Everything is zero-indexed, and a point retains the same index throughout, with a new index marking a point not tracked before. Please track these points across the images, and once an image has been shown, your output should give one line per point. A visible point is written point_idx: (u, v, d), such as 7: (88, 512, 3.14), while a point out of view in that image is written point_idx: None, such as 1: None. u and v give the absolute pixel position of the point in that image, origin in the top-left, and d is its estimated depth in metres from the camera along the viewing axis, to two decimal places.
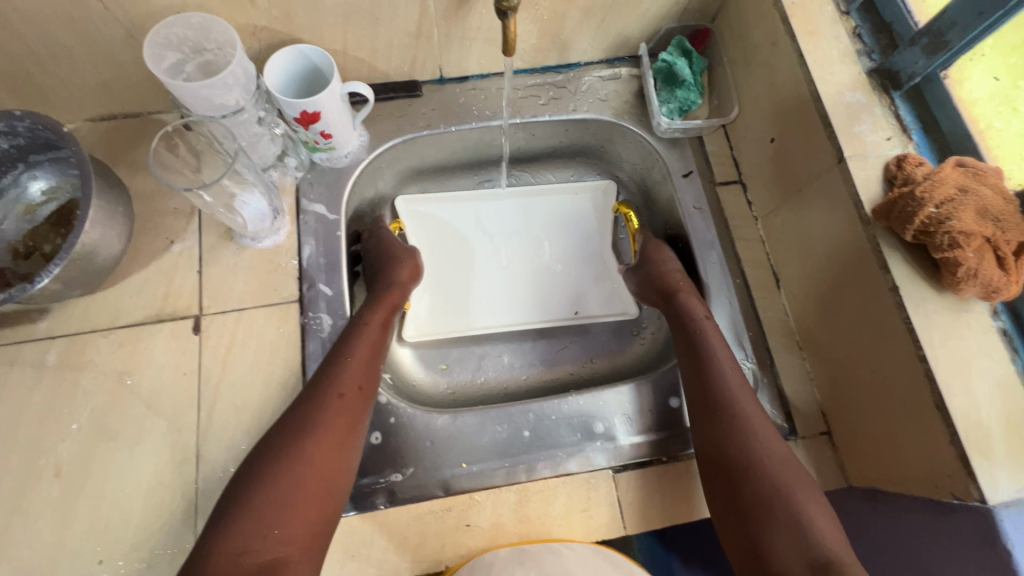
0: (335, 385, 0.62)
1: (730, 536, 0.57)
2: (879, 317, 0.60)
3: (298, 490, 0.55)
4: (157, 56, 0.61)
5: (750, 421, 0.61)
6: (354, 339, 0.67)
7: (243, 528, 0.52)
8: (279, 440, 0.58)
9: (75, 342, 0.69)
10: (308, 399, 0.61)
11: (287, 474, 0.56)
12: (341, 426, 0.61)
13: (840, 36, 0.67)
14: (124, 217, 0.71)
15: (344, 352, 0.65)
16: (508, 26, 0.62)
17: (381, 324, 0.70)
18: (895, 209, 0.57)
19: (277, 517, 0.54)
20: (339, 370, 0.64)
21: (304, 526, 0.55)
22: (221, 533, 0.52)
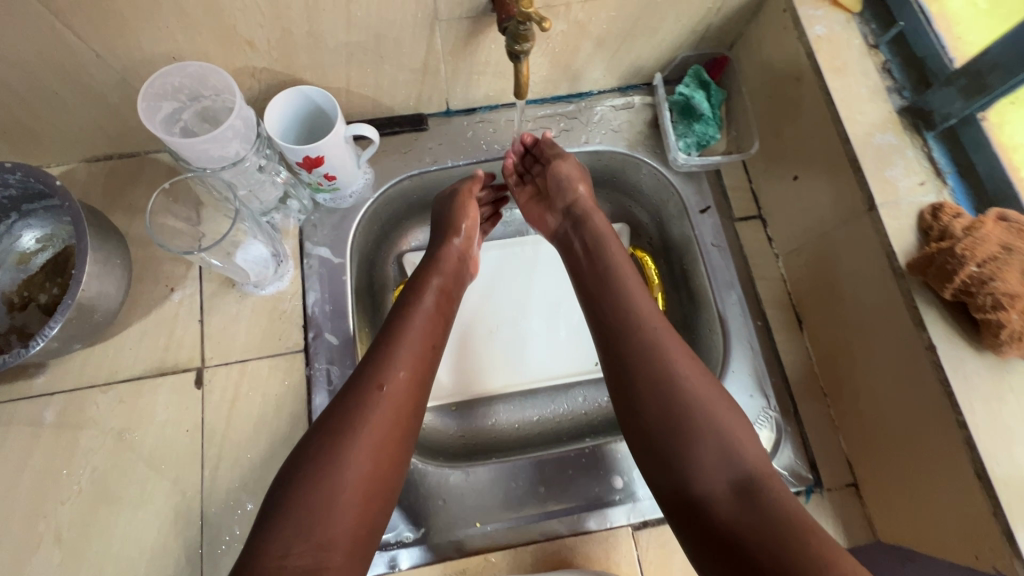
0: (386, 374, 0.57)
1: (656, 476, 0.55)
2: (913, 375, 0.57)
3: (344, 489, 0.51)
4: (152, 107, 0.58)
5: (667, 356, 0.58)
6: (403, 325, 0.63)
7: (289, 531, 0.48)
8: (330, 433, 0.53)
9: (74, 398, 0.67)
10: (354, 386, 0.56)
11: (337, 467, 0.51)
12: (391, 418, 0.56)
13: (868, 72, 0.64)
14: (122, 267, 0.69)
15: (396, 338, 0.61)
16: (519, 69, 0.59)
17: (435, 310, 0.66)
18: (931, 264, 0.54)
19: (321, 517, 0.49)
20: (390, 357, 0.59)
21: (349, 527, 0.50)
22: (267, 535, 0.48)
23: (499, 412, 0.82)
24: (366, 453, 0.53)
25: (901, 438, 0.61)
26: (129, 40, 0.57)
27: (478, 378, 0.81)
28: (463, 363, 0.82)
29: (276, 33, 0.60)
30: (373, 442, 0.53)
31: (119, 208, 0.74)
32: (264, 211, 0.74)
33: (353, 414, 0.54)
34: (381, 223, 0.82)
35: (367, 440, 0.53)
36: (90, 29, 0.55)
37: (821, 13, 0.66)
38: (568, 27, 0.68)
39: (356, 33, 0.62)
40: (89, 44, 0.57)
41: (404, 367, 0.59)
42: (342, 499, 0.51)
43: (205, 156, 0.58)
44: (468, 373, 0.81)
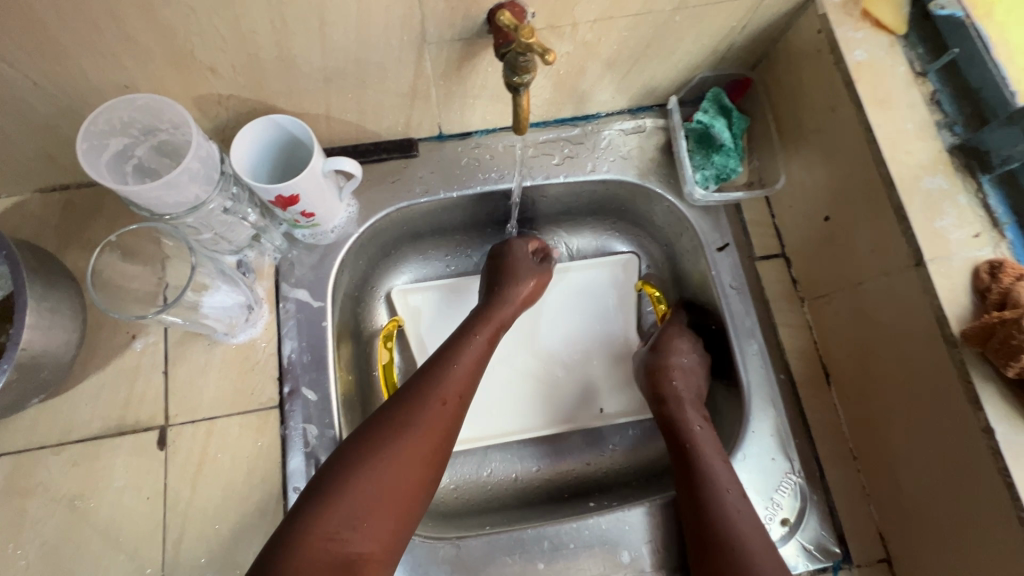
0: (439, 390, 0.56)
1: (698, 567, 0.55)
2: (965, 458, 0.50)
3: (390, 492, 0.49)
4: (97, 147, 0.51)
5: (719, 479, 0.58)
6: (464, 344, 0.61)
7: (337, 516, 0.47)
8: (381, 429, 0.52)
9: (22, 460, 0.60)
10: (411, 393, 0.55)
11: (377, 470, 0.49)
12: (445, 432, 0.54)
13: (915, 105, 0.56)
14: (75, 314, 0.62)
15: (451, 357, 0.59)
16: (520, 102, 0.52)
17: (488, 341, 0.63)
18: (993, 336, 0.47)
19: (362, 515, 0.48)
20: (448, 371, 0.58)
21: (384, 529, 0.48)
22: (311, 517, 0.46)
23: (495, 464, 0.74)
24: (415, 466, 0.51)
25: (945, 521, 0.53)
26: (70, 67, 0.50)
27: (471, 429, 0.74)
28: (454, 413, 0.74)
29: (242, 58, 0.52)
30: (425, 452, 0.52)
31: (76, 245, 0.67)
32: (236, 250, 0.67)
33: (410, 417, 0.53)
34: (368, 255, 0.75)
35: (419, 454, 0.52)
36: (21, 55, 0.48)
37: (861, 36, 0.58)
38: (575, 49, 0.60)
39: (335, 57, 0.55)
40: (23, 72, 0.49)
41: (459, 387, 0.57)
42: (387, 503, 0.49)
43: (160, 202, 0.52)
44: (460, 423, 0.74)
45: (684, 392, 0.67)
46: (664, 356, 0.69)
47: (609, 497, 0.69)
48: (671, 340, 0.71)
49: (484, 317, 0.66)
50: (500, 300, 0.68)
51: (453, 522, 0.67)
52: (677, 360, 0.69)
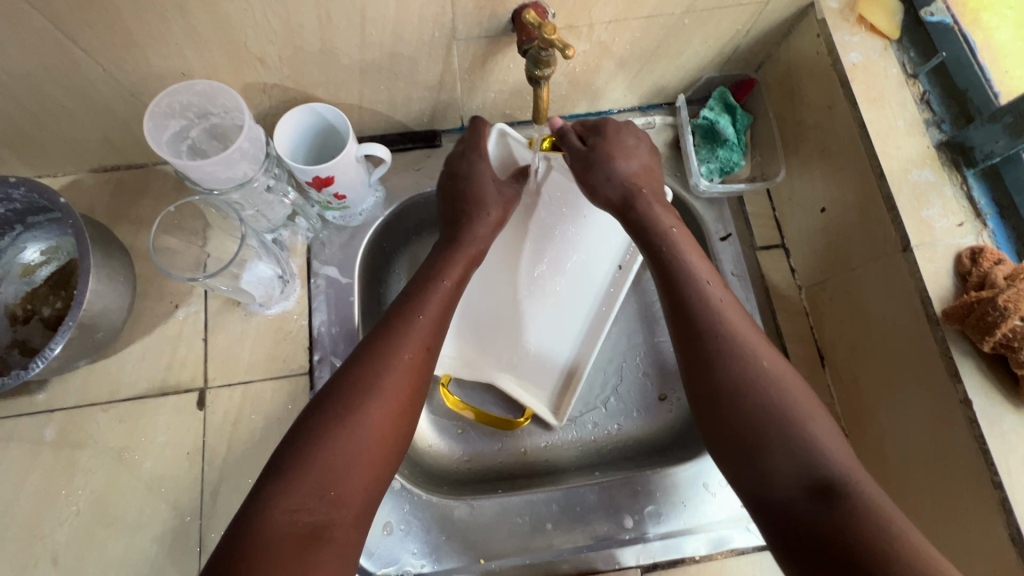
0: (404, 345, 0.56)
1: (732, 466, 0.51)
2: (945, 429, 0.54)
3: (358, 459, 0.50)
4: (159, 126, 0.57)
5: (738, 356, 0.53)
6: (425, 296, 0.60)
7: (301, 487, 0.47)
8: (346, 393, 0.52)
9: (75, 416, 0.66)
10: (374, 351, 0.55)
11: (345, 436, 0.50)
12: (408, 389, 0.55)
13: (906, 104, 0.61)
14: (126, 283, 0.67)
15: (417, 309, 0.59)
16: (540, 94, 0.57)
17: (457, 282, 0.63)
18: (970, 314, 0.51)
19: (332, 480, 0.48)
20: (406, 329, 0.57)
21: (359, 489, 0.50)
22: (277, 489, 0.47)
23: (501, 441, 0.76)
24: (377, 431, 0.52)
25: (926, 490, 0.57)
26: (137, 55, 0.55)
27: (527, 377, 0.73)
28: (515, 372, 0.73)
29: (289, 50, 0.58)
30: (389, 413, 0.53)
31: (125, 221, 0.72)
32: (272, 229, 0.72)
33: (371, 380, 0.53)
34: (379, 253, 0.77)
35: (380, 421, 0.52)
36: (96, 43, 0.53)
37: (857, 39, 0.63)
38: (591, 47, 0.65)
39: (372, 51, 0.60)
40: (96, 59, 0.55)
41: (417, 345, 0.57)
42: (355, 467, 0.50)
43: (211, 177, 0.57)
44: (522, 376, 0.73)
45: (640, 184, 0.62)
46: (613, 166, 0.62)
47: (614, 469, 0.73)
48: (609, 147, 0.63)
49: (453, 260, 0.64)
50: (470, 235, 0.65)
51: (468, 489, 0.71)
52: (625, 168, 0.63)
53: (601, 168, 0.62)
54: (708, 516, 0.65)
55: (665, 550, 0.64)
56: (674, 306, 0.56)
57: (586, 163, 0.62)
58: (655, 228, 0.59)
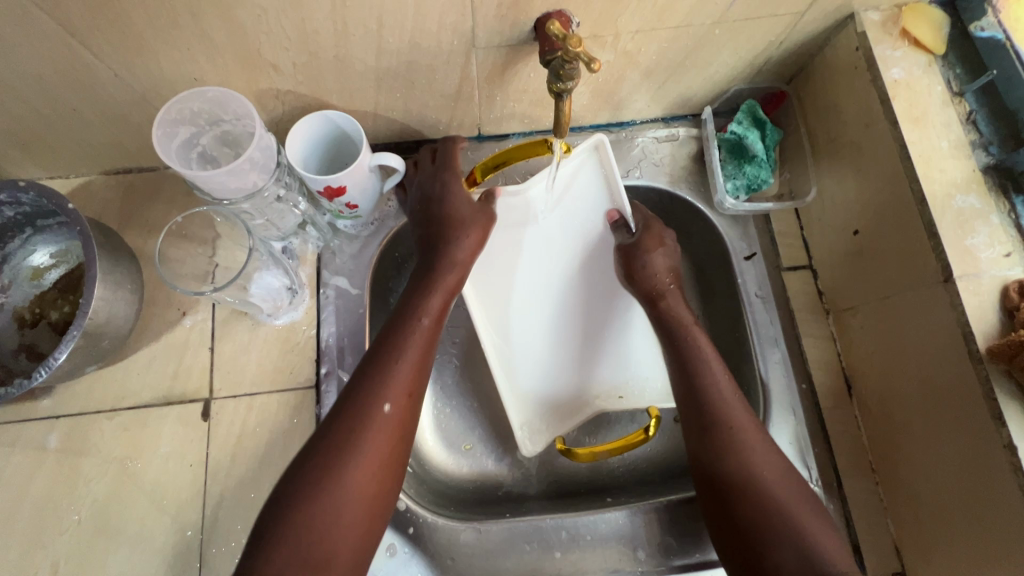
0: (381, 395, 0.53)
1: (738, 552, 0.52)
2: (985, 473, 0.51)
3: (343, 513, 0.48)
4: (168, 133, 0.56)
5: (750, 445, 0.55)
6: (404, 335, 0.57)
7: (286, 547, 0.45)
8: (327, 450, 0.50)
9: (79, 423, 0.65)
10: (352, 401, 0.52)
11: (326, 497, 0.48)
12: (392, 438, 0.52)
13: (950, 124, 0.57)
14: (134, 290, 0.66)
15: (393, 351, 0.56)
16: (561, 108, 0.53)
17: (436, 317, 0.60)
18: (1019, 355, 0.48)
19: (319, 541, 0.46)
20: (384, 376, 0.54)
21: (348, 549, 0.48)
22: (260, 553, 0.45)
23: (499, 446, 0.74)
24: (355, 491, 0.49)
25: (961, 535, 0.54)
26: (149, 60, 0.54)
27: (615, 377, 0.72)
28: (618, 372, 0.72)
29: (303, 57, 0.56)
30: (372, 467, 0.50)
31: (135, 225, 0.71)
32: (282, 237, 0.70)
33: (352, 436, 0.50)
34: (387, 267, 0.75)
35: (361, 478, 0.49)
36: (106, 48, 0.52)
37: (899, 54, 0.59)
38: (615, 58, 0.62)
39: (388, 58, 0.58)
40: (106, 63, 0.54)
41: (398, 394, 0.54)
42: (338, 525, 0.47)
43: (221, 187, 0.55)
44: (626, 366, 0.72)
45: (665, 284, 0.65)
46: (647, 259, 0.64)
47: (626, 493, 0.70)
48: (653, 245, 0.65)
49: (429, 291, 0.61)
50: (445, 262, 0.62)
51: (475, 509, 0.68)
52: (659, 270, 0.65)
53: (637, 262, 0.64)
54: None
55: None
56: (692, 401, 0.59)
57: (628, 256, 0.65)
58: (678, 321, 0.63)
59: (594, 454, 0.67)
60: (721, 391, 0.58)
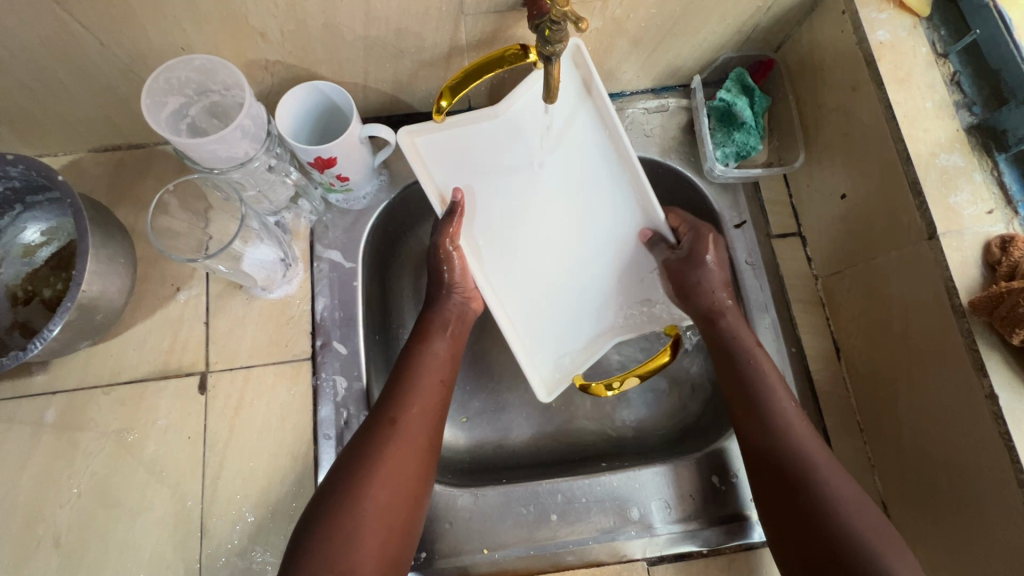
0: (413, 388, 0.57)
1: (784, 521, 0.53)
2: (967, 424, 0.52)
3: (396, 468, 0.52)
4: (157, 103, 0.56)
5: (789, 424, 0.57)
6: (421, 358, 0.61)
7: (349, 496, 0.50)
8: (375, 424, 0.55)
9: (75, 398, 0.65)
10: (390, 397, 0.57)
11: (389, 452, 0.53)
12: (436, 408, 0.58)
13: (935, 84, 0.58)
14: (125, 266, 0.66)
15: (415, 365, 0.60)
16: (551, 71, 0.54)
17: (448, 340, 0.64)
18: (1000, 306, 0.49)
19: (378, 485, 0.51)
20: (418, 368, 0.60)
21: (398, 502, 0.52)
22: (325, 514, 0.49)
23: (495, 415, 0.75)
24: (424, 393, 0.58)
25: (942, 487, 0.56)
26: (134, 29, 0.54)
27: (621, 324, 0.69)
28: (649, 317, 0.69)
29: (291, 24, 0.56)
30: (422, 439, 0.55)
31: (126, 202, 0.71)
32: (274, 211, 0.71)
33: (398, 403, 0.56)
34: (382, 245, 0.76)
35: (429, 383, 0.59)
36: (93, 16, 0.52)
37: (885, 17, 0.60)
38: (604, 25, 0.62)
39: (377, 26, 0.58)
40: (93, 32, 0.53)
41: (449, 320, 0.65)
42: (403, 441, 0.54)
43: (212, 156, 0.56)
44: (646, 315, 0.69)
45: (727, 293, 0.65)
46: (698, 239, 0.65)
47: (622, 458, 0.71)
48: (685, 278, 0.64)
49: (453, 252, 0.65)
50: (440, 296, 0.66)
51: (472, 476, 0.69)
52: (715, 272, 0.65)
53: (693, 276, 0.64)
54: (719, 510, 0.64)
55: (673, 543, 0.63)
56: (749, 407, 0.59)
57: (678, 275, 0.65)
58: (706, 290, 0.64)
59: (624, 382, 0.66)
60: (779, 400, 0.58)
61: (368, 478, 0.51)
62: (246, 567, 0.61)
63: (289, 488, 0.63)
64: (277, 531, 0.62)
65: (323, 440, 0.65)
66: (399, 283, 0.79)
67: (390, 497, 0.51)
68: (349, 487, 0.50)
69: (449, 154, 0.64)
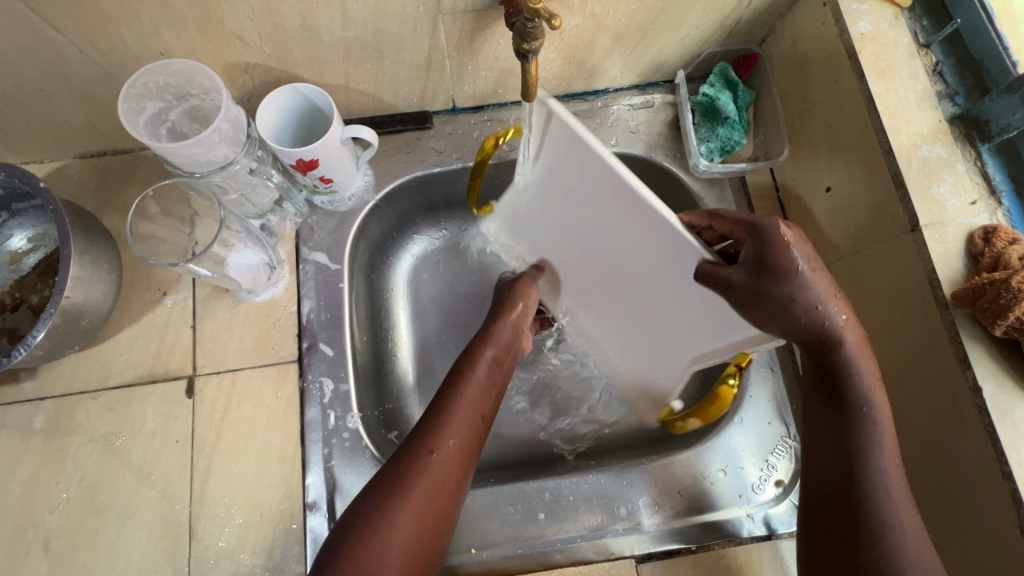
0: (450, 421, 0.54)
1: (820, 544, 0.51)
2: (951, 416, 0.52)
3: (419, 506, 0.50)
4: (135, 108, 0.56)
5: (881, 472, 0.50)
6: (460, 386, 0.57)
7: (370, 531, 0.48)
8: (407, 455, 0.52)
9: (63, 404, 0.65)
10: (424, 427, 0.54)
11: (418, 486, 0.50)
12: (470, 439, 0.55)
13: (917, 75, 0.58)
14: (109, 271, 0.66)
15: (454, 391, 0.57)
16: (528, 69, 0.54)
17: (489, 366, 0.59)
18: (982, 297, 0.48)
19: (396, 525, 0.48)
20: (457, 398, 0.56)
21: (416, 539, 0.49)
22: (340, 551, 0.47)
23: None
24: (460, 422, 0.55)
25: (930, 481, 0.55)
26: (111, 34, 0.54)
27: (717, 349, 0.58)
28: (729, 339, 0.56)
29: (268, 27, 0.56)
30: (450, 476, 0.52)
31: (112, 207, 0.71)
32: (259, 215, 0.71)
33: (432, 433, 0.53)
34: (370, 248, 0.77)
35: (468, 410, 0.56)
36: (69, 22, 0.52)
37: (865, 8, 0.60)
38: (584, 21, 0.62)
39: (355, 27, 0.57)
40: (70, 38, 0.54)
41: (501, 345, 0.62)
42: (429, 479, 0.51)
43: (191, 160, 0.56)
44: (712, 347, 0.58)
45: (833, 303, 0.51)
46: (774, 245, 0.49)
47: (610, 456, 0.71)
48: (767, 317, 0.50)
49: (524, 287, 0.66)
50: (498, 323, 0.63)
51: None
52: (814, 282, 0.49)
53: (783, 297, 0.49)
54: (708, 507, 0.64)
55: (662, 540, 0.63)
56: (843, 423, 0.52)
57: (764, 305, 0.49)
58: (806, 305, 0.50)
59: None
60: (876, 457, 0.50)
61: (390, 514, 0.49)
62: (235, 569, 0.61)
63: (277, 491, 0.63)
64: (265, 532, 0.62)
65: (311, 441, 0.65)
66: (387, 286, 0.79)
67: (411, 535, 0.49)
68: (373, 514, 0.49)
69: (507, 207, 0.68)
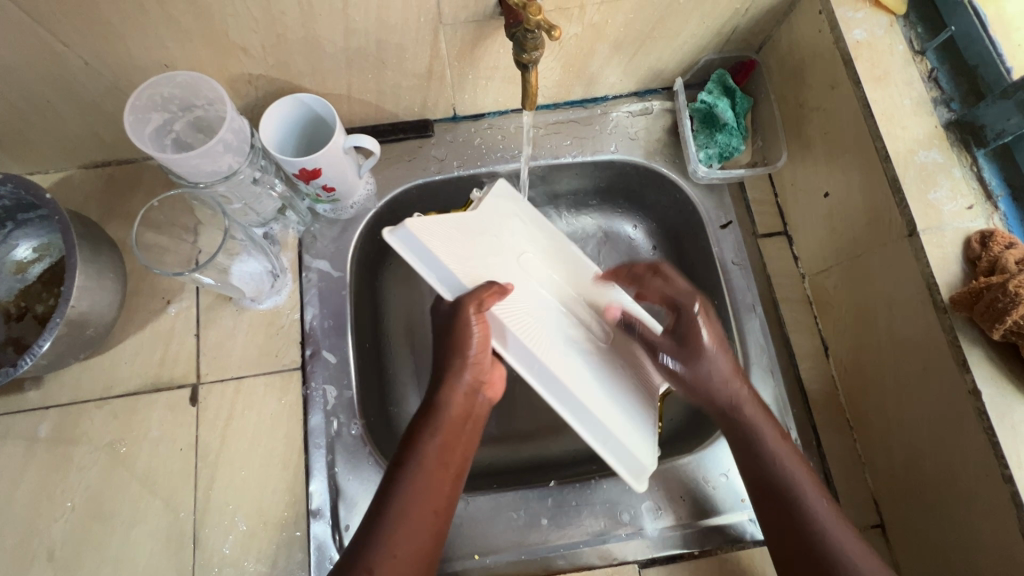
0: (393, 521, 0.52)
1: None
2: (951, 418, 0.52)
3: None
4: (141, 120, 0.57)
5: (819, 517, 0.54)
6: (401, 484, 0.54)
7: None
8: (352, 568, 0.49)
9: (68, 413, 0.66)
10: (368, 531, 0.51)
11: None
12: (427, 537, 0.53)
13: (912, 82, 0.58)
14: (114, 280, 0.66)
15: (393, 490, 0.53)
16: (528, 79, 0.55)
17: (438, 453, 0.56)
18: (979, 301, 0.49)
19: None
20: (400, 497, 0.53)
21: None
22: None
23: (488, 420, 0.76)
24: (414, 518, 0.52)
25: (930, 483, 0.55)
26: (117, 47, 0.55)
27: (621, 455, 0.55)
28: (644, 421, 0.60)
29: (272, 39, 0.57)
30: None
31: (116, 217, 0.72)
32: (263, 223, 0.72)
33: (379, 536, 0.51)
34: (373, 255, 0.77)
35: (452, 440, 0.58)
36: (74, 35, 0.52)
37: (861, 16, 0.60)
38: (583, 31, 0.63)
39: (357, 38, 0.58)
40: (76, 51, 0.54)
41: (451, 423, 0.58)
42: None
43: (195, 170, 0.57)
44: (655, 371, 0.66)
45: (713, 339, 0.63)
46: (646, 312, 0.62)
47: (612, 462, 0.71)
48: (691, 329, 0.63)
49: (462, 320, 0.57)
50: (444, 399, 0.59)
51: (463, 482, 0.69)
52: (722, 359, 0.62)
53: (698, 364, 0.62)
54: (710, 513, 0.64)
55: (665, 545, 0.63)
56: (754, 483, 0.58)
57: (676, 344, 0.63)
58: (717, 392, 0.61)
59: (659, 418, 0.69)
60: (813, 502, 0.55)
61: None
62: None
63: (280, 498, 0.63)
64: (269, 540, 0.62)
65: (314, 448, 0.65)
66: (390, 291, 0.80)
67: None
68: None
69: (450, 237, 0.60)
